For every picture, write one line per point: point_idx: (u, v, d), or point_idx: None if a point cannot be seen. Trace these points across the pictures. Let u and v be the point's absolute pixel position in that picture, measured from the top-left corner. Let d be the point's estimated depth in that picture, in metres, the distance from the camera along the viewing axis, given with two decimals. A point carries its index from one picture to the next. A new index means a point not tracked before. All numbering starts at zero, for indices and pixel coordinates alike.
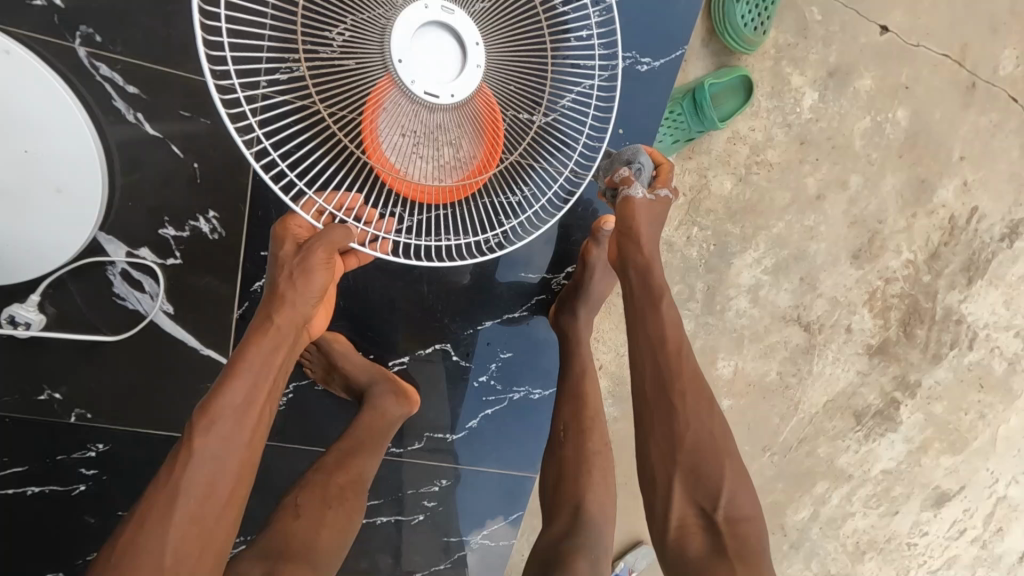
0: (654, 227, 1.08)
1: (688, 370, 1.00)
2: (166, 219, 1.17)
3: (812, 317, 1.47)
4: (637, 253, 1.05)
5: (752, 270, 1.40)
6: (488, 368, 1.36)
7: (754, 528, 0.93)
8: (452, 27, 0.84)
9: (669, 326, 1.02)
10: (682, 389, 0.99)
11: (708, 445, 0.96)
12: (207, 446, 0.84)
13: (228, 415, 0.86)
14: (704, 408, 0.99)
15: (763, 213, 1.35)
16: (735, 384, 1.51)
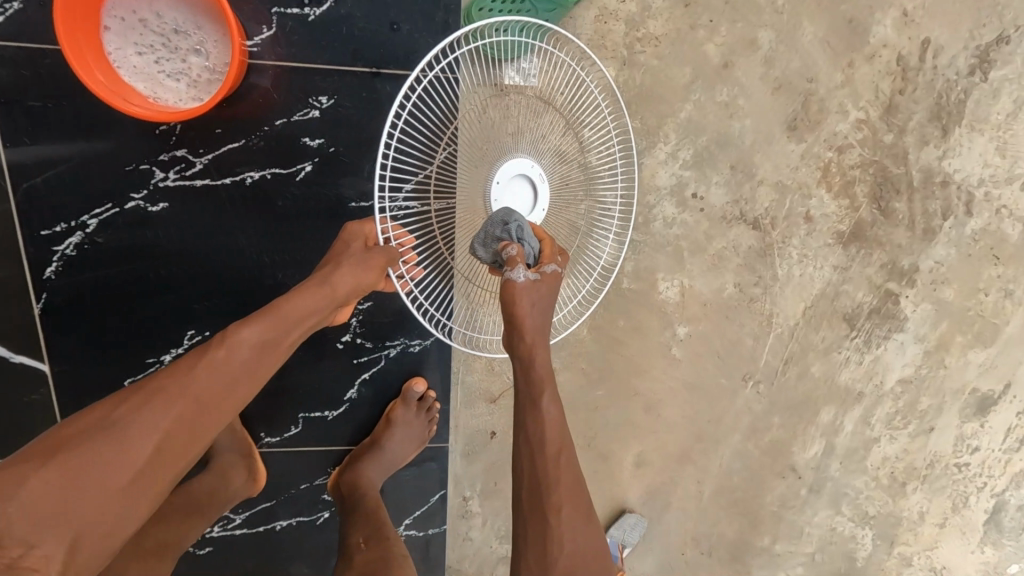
0: (538, 307, 0.88)
1: (568, 490, 0.82)
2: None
3: (759, 211, 1.23)
4: (526, 349, 0.87)
5: (670, 167, 1.20)
6: (347, 324, 1.16)
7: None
8: (530, 182, 0.96)
9: (548, 416, 0.85)
10: (560, 504, 0.81)
11: (573, 546, 0.81)
12: (190, 380, 0.73)
13: (227, 364, 0.76)
14: (559, 516, 0.81)
15: (663, 98, 1.16)
16: (687, 306, 1.29)
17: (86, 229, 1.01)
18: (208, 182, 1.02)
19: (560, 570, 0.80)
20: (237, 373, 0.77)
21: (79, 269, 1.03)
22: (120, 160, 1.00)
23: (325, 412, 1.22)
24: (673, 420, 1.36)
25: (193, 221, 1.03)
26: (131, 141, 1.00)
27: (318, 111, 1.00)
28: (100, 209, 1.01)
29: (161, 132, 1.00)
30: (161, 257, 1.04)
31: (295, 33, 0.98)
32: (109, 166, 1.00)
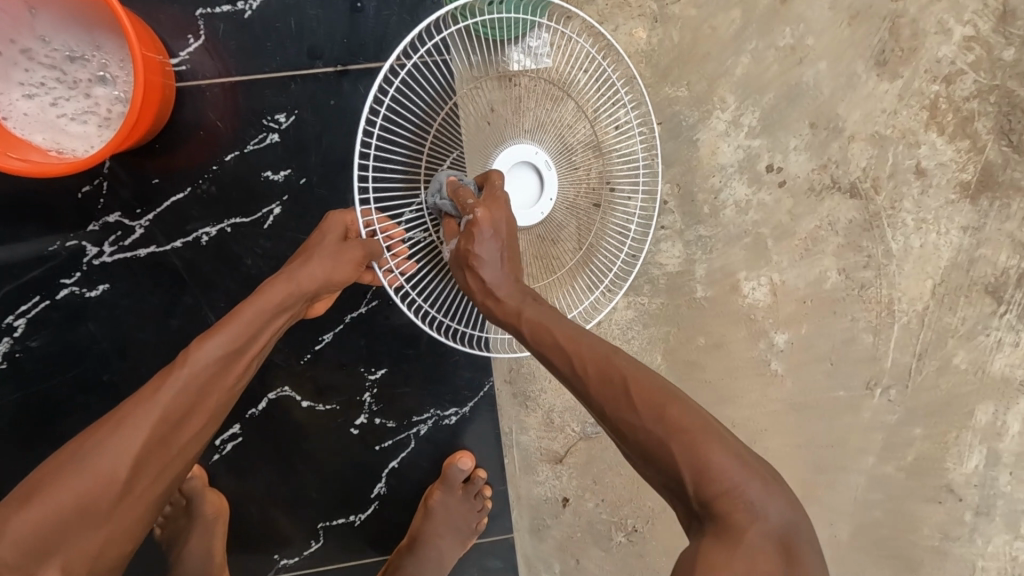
0: (508, 272, 0.66)
1: (600, 379, 0.55)
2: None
3: (854, 174, 0.94)
4: (506, 304, 0.64)
5: (733, 138, 0.96)
6: (360, 406, 0.78)
7: (697, 442, 0.49)
8: (537, 172, 0.74)
9: (555, 346, 0.59)
10: (604, 403, 0.54)
11: (657, 428, 0.51)
12: (149, 403, 0.56)
13: (191, 382, 0.58)
14: (691, 444, 0.49)
15: (710, 55, 0.95)
16: (781, 308, 0.98)
17: (15, 334, 0.76)
18: (156, 249, 0.76)
19: (651, 457, 0.51)
20: (197, 392, 0.59)
21: (8, 389, 0.77)
22: (41, 241, 0.75)
23: (350, 519, 0.81)
24: (787, 458, 1.03)
25: (154, 301, 0.77)
26: (52, 211, 0.75)
27: (278, 134, 0.76)
28: (25, 307, 0.76)
29: (83, 199, 0.75)
30: (114, 359, 0.78)
31: (235, 38, 0.75)
32: (30, 249, 0.75)
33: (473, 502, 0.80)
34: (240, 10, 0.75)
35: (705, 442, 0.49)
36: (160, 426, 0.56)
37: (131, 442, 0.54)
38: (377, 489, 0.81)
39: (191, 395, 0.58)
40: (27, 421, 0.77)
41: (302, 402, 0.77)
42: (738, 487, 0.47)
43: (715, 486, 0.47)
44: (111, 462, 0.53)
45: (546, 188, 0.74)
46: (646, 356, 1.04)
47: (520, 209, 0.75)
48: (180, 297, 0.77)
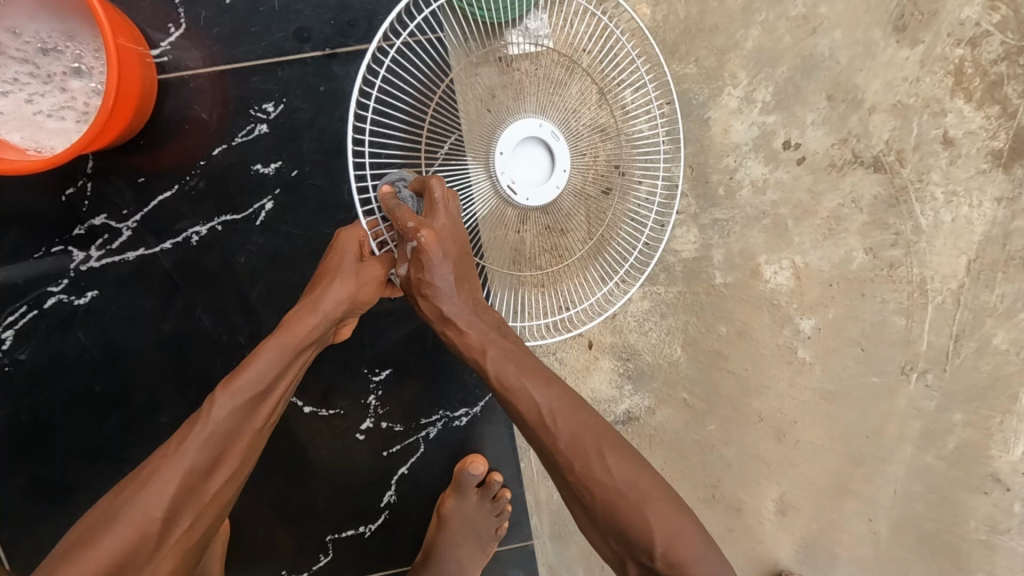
0: (465, 298, 0.60)
1: (574, 436, 0.53)
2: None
3: (877, 147, 0.89)
4: (465, 337, 0.59)
5: (747, 115, 0.90)
6: (364, 409, 0.73)
7: (666, 510, 0.50)
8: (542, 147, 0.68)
9: (529, 390, 0.56)
10: (580, 459, 0.52)
11: (630, 491, 0.51)
12: (180, 453, 0.48)
13: (220, 428, 0.50)
14: (665, 513, 0.50)
15: (718, 28, 0.88)
16: (806, 292, 0.93)
17: None
18: (146, 250, 0.64)
19: (617, 518, 0.50)
20: (227, 439, 0.50)
21: None
22: None
23: (361, 530, 0.76)
24: (818, 448, 0.97)
25: (114, 321, 0.65)
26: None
27: (269, 124, 0.63)
28: None
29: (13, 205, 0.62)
30: (77, 391, 0.66)
31: (217, 24, 0.62)
32: None
33: (492, 506, 0.76)
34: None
35: (677, 515, 0.50)
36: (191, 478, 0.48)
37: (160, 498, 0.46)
38: (387, 497, 0.76)
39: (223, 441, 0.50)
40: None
41: (305, 408, 0.73)
42: (702, 559, 0.48)
43: (682, 556, 0.48)
44: (140, 519, 0.45)
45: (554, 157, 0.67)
46: (665, 349, 0.95)
47: (532, 186, 0.67)
48: (149, 318, 0.66)
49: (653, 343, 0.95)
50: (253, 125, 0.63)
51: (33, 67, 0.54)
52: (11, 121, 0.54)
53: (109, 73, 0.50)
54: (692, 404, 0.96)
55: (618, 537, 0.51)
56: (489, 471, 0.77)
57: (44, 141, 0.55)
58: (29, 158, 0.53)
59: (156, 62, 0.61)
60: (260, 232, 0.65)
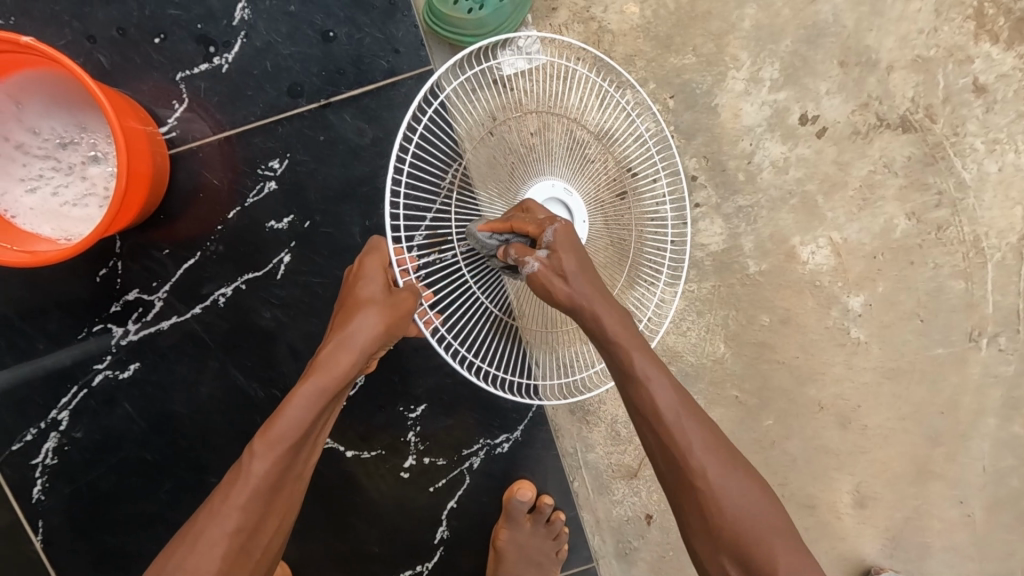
0: (597, 290, 0.55)
1: (707, 451, 0.50)
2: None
3: (902, 106, 0.85)
4: (603, 324, 0.54)
5: (756, 95, 0.85)
6: (404, 447, 0.73)
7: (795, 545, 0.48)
8: (566, 207, 0.67)
9: (662, 387, 0.52)
10: (718, 470, 0.50)
11: (757, 515, 0.49)
12: (219, 515, 0.46)
13: (259, 485, 0.48)
14: (795, 544, 0.48)
15: (713, 11, 0.84)
16: (849, 268, 0.88)
17: (23, 459, 0.67)
18: (178, 318, 0.66)
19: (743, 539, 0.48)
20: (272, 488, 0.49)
21: (27, 518, 0.68)
22: (17, 355, 0.66)
23: (418, 568, 0.75)
24: (890, 432, 0.90)
25: (159, 391, 0.68)
26: (23, 317, 0.65)
27: (276, 181, 0.65)
28: (23, 429, 0.67)
29: (53, 295, 0.65)
30: (134, 463, 0.69)
31: (216, 94, 0.64)
32: (8, 365, 0.66)
33: (548, 529, 0.74)
34: (217, 65, 0.63)
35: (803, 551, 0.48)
36: (236, 540, 0.46)
37: (210, 560, 0.45)
38: (440, 534, 0.75)
39: (263, 498, 0.48)
40: (57, 548, 0.69)
41: (347, 452, 0.72)
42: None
43: None
44: None
45: (580, 222, 0.66)
46: (707, 348, 0.90)
47: None
48: (188, 383, 0.68)
49: (694, 344, 0.90)
50: (261, 183, 0.65)
51: (54, 160, 0.58)
52: (39, 214, 0.57)
53: (119, 155, 0.52)
54: (745, 402, 0.91)
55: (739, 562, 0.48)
56: (540, 495, 0.74)
57: (71, 229, 0.58)
58: (58, 246, 0.56)
59: (165, 138, 0.63)
60: (281, 286, 0.67)
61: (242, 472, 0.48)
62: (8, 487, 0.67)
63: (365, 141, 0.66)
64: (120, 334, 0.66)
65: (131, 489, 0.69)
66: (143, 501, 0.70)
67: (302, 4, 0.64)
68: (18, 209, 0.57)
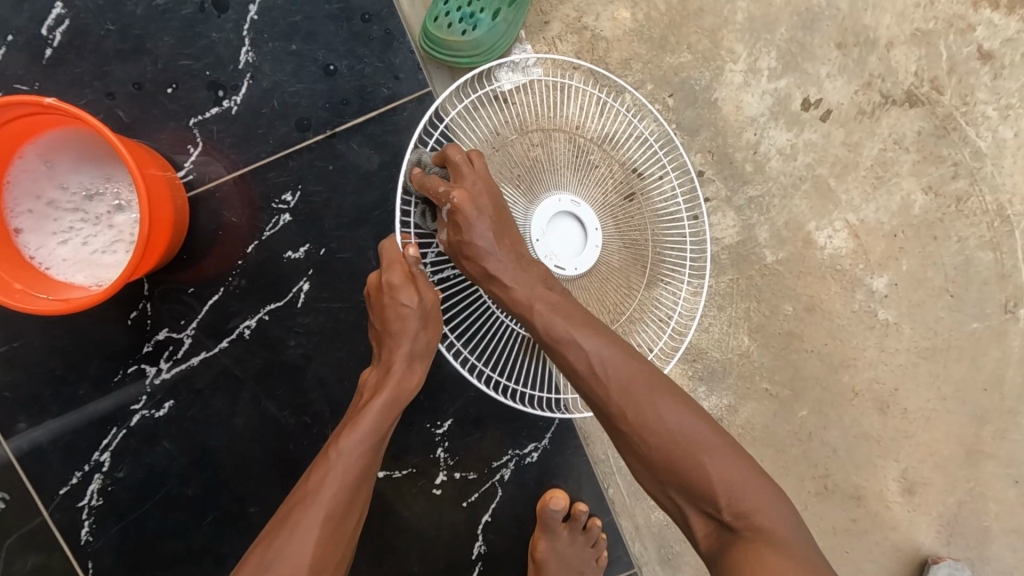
0: (508, 253, 0.58)
1: (628, 383, 0.53)
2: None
3: (907, 81, 0.84)
4: (503, 286, 0.57)
5: (756, 86, 0.86)
6: (435, 464, 0.72)
7: (729, 459, 0.50)
8: (576, 218, 0.69)
9: (581, 337, 0.55)
10: (637, 409, 0.52)
11: (691, 432, 0.51)
12: (314, 504, 0.50)
13: (347, 472, 0.52)
14: (733, 459, 0.50)
15: (705, 7, 0.85)
16: (870, 249, 0.86)
17: (70, 502, 0.70)
18: (207, 353, 0.68)
19: (679, 469, 0.51)
20: (356, 482, 0.52)
21: (76, 562, 0.70)
22: (60, 401, 0.68)
23: None
24: (931, 414, 0.87)
25: (195, 427, 0.70)
26: (62, 366, 0.68)
27: (291, 213, 0.67)
28: (68, 472, 0.69)
29: (88, 341, 0.68)
30: (175, 498, 0.71)
31: (229, 134, 0.66)
32: (51, 413, 0.68)
33: (585, 538, 0.71)
34: (227, 108, 0.66)
35: (743, 466, 0.50)
36: (330, 526, 0.49)
37: (306, 544, 0.48)
38: (477, 549, 0.73)
39: (349, 492, 0.51)
40: None
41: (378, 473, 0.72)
42: (771, 509, 0.48)
43: (751, 506, 0.48)
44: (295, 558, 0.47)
45: (593, 233, 0.68)
46: (732, 342, 0.89)
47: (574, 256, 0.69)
48: (222, 417, 0.70)
49: (717, 340, 0.89)
50: (279, 218, 0.67)
51: (82, 212, 0.61)
52: (72, 264, 0.60)
53: (141, 200, 0.54)
54: (776, 395, 0.89)
55: (682, 488, 0.51)
56: (574, 502, 0.72)
57: (102, 275, 0.60)
58: (91, 292, 0.59)
59: (183, 182, 0.66)
60: (303, 314, 0.68)
61: (329, 470, 0.52)
62: (59, 530, 0.70)
63: (374, 167, 0.68)
64: (154, 373, 0.68)
65: (174, 525, 0.71)
66: (185, 536, 0.71)
67: (305, 42, 0.66)
68: (52, 260, 0.60)
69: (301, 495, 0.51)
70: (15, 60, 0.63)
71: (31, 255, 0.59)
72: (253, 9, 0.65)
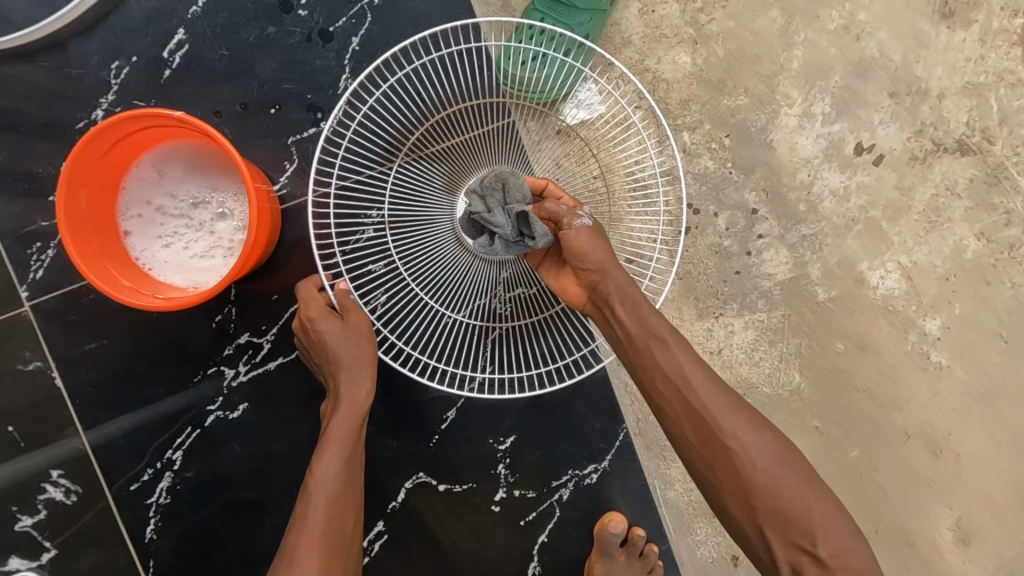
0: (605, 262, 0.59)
1: (726, 410, 0.53)
2: (14, 509, 0.71)
3: (959, 130, 0.87)
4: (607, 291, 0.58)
5: (810, 130, 0.89)
6: (496, 480, 0.71)
7: (828, 499, 0.51)
8: None
9: (673, 357, 0.55)
10: (737, 442, 0.52)
11: (789, 474, 0.51)
12: (305, 530, 0.53)
13: (327, 494, 0.55)
14: (830, 504, 0.51)
15: (762, 56, 0.89)
16: (922, 291, 0.87)
17: (138, 500, 0.72)
18: (283, 359, 0.71)
19: (778, 509, 0.50)
20: (332, 500, 0.56)
21: (137, 559, 0.72)
22: (140, 399, 0.71)
23: None
24: (985, 460, 0.86)
25: (264, 431, 0.72)
26: (147, 366, 0.71)
27: (375, 228, 0.70)
28: (139, 468, 0.71)
29: (171, 341, 0.71)
30: (238, 500, 0.72)
31: (324, 155, 0.69)
32: (130, 409, 0.71)
33: (640, 563, 0.71)
34: (323, 129, 0.70)
35: (836, 512, 0.50)
36: (326, 540, 0.53)
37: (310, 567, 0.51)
38: (531, 570, 0.72)
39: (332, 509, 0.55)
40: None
41: (439, 486, 0.72)
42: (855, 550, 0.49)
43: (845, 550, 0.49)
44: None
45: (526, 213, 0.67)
46: (783, 377, 0.90)
47: None
48: (290, 423, 0.72)
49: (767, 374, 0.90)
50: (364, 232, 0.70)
51: (187, 219, 0.65)
52: (172, 267, 0.64)
53: (251, 212, 0.58)
54: (825, 432, 0.89)
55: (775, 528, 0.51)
56: (631, 527, 0.72)
57: (199, 279, 0.64)
58: (189, 294, 0.63)
59: (278, 196, 0.70)
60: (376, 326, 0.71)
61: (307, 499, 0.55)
62: (126, 525, 0.72)
63: None
64: (231, 375, 0.71)
65: (235, 527, 0.72)
66: (244, 538, 0.73)
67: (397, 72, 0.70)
68: (155, 262, 0.64)
69: (295, 525, 0.54)
70: (135, 79, 0.68)
71: (137, 256, 0.63)
72: (356, 40, 0.69)
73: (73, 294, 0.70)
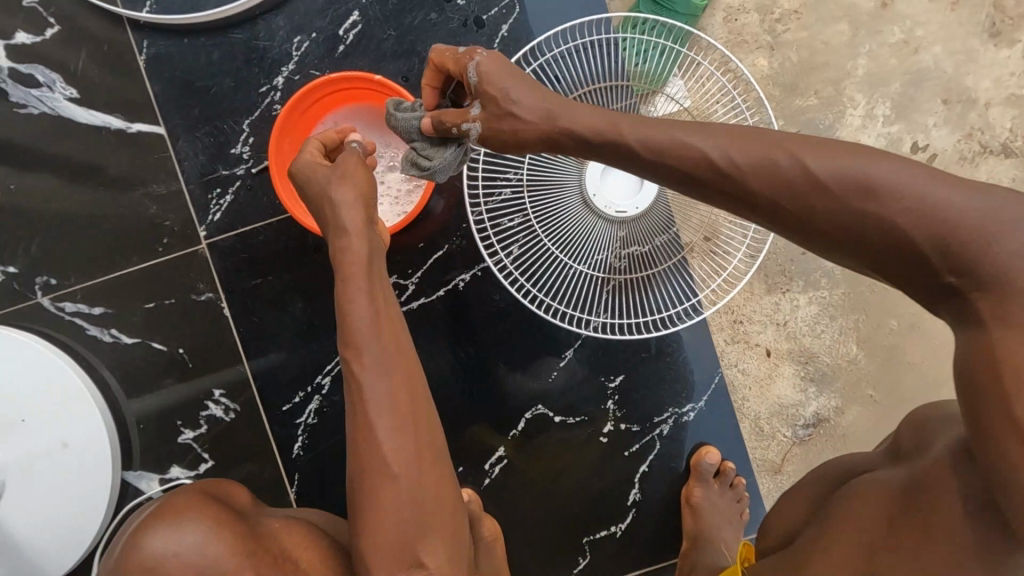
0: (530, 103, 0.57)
1: (825, 173, 0.46)
2: (178, 423, 0.81)
3: (1002, 136, 0.99)
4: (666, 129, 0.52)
5: (871, 129, 1.01)
6: (605, 414, 0.81)
7: (990, 233, 0.42)
8: None
9: (747, 142, 0.48)
10: (858, 183, 0.45)
11: (947, 202, 0.43)
12: (367, 434, 0.50)
13: (377, 395, 0.51)
14: (983, 221, 0.42)
15: (831, 63, 1.01)
16: None
17: (289, 419, 0.81)
18: (425, 300, 0.81)
19: (932, 246, 0.43)
20: (384, 400, 0.51)
21: (284, 472, 0.81)
22: (297, 330, 0.81)
23: (613, 530, 0.82)
24: None
25: None
26: (305, 301, 0.81)
27: None
28: (292, 391, 0.81)
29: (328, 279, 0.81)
30: None
31: None
32: (288, 338, 0.81)
33: (732, 493, 0.80)
34: None
35: (1004, 244, 0.41)
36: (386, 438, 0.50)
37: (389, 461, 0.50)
38: (632, 496, 0.82)
39: (378, 409, 0.50)
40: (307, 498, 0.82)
41: (555, 418, 0.81)
42: None
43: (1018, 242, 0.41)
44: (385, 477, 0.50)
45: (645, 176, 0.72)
46: None
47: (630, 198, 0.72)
48: (426, 357, 0.82)
49: None
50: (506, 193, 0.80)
51: None
52: None
53: None
54: None
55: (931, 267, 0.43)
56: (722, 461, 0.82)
57: None
58: None
59: None
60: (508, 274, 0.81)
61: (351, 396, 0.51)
62: (277, 441, 0.81)
63: None
64: None
65: None
66: None
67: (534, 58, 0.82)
68: None
69: (354, 427, 0.51)
70: (315, 52, 0.80)
71: None
72: (505, 28, 0.80)
73: (245, 234, 0.80)
